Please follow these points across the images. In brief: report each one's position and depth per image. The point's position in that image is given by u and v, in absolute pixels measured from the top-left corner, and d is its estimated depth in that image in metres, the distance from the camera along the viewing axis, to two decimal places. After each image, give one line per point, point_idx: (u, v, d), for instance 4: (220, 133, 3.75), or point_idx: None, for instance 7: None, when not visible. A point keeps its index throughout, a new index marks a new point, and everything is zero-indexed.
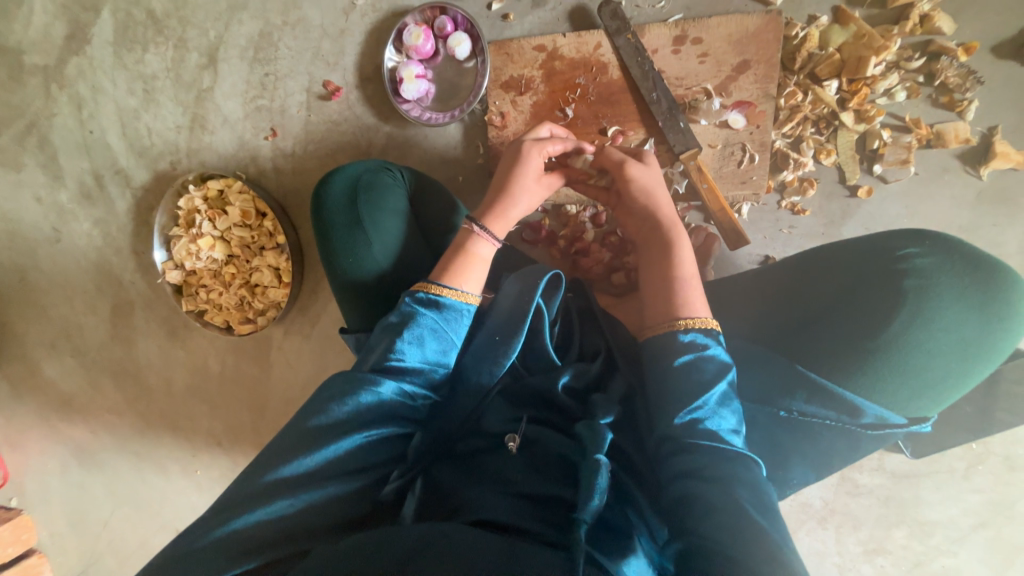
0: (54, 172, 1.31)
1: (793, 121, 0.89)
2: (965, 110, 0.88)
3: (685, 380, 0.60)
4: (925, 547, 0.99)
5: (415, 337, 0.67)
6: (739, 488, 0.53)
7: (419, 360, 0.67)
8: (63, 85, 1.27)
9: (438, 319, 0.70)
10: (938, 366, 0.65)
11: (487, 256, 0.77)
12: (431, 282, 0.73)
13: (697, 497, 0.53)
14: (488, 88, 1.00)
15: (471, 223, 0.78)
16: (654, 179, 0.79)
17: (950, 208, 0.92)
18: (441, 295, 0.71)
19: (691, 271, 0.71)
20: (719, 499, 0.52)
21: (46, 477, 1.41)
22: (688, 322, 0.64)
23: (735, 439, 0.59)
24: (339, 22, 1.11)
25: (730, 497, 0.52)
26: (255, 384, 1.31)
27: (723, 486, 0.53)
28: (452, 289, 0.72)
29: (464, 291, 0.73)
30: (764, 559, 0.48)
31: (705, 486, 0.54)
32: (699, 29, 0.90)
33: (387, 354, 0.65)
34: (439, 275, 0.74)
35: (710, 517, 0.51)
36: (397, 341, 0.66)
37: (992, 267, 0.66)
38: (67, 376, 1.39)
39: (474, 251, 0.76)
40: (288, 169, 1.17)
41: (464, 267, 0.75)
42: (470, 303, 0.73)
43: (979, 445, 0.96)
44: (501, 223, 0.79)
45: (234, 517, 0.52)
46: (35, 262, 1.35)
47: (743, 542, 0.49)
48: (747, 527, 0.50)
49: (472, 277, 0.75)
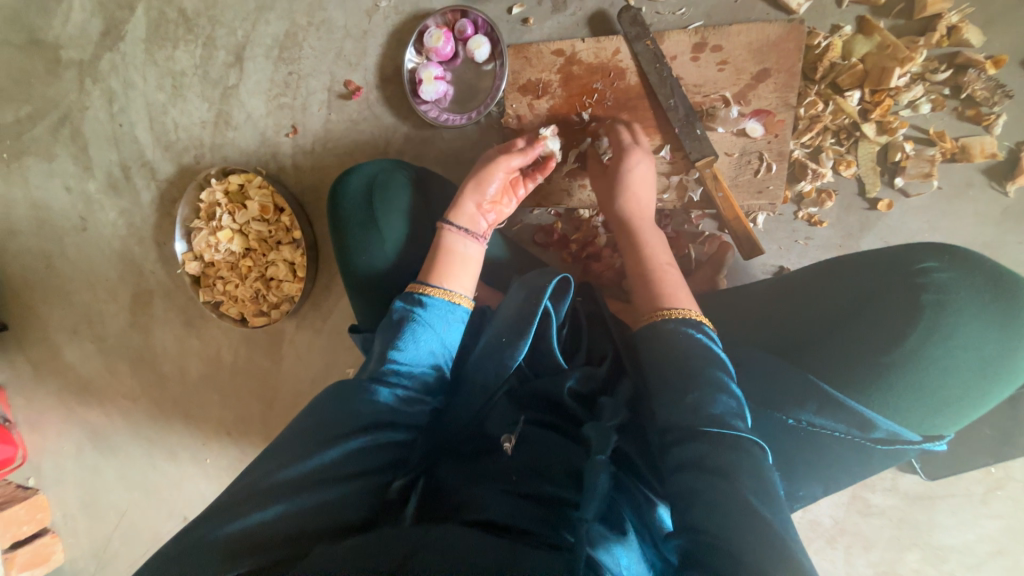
0: (84, 163, 1.36)
1: (813, 131, 0.88)
2: (992, 124, 0.86)
3: (682, 365, 0.61)
4: (938, 572, 0.96)
5: (409, 343, 0.68)
6: (745, 479, 0.52)
7: (414, 361, 0.68)
8: (96, 79, 1.32)
9: (423, 319, 0.71)
10: (954, 384, 0.64)
11: (470, 252, 0.80)
12: (419, 284, 0.75)
13: (700, 491, 0.52)
14: (505, 91, 1.00)
15: (446, 223, 0.81)
16: (640, 172, 0.83)
17: (973, 223, 0.89)
18: (425, 293, 0.73)
19: (667, 259, 0.75)
20: (723, 496, 0.51)
21: (62, 459, 1.45)
22: (668, 311, 0.66)
23: (739, 424, 0.57)
24: (362, 24, 1.13)
25: (737, 494, 0.51)
26: (265, 376, 1.33)
27: (727, 479, 0.52)
28: (436, 288, 0.74)
29: (449, 290, 0.75)
30: (767, 554, 0.47)
31: (709, 480, 0.52)
32: (719, 37, 0.89)
33: (385, 360, 0.67)
34: (424, 276, 0.77)
35: (713, 513, 0.50)
36: (393, 347, 0.68)
37: (1015, 284, 0.64)
38: (87, 361, 1.43)
39: (453, 248, 0.79)
40: (307, 165, 1.19)
41: (441, 262, 0.78)
42: (459, 302, 0.74)
43: (998, 470, 0.93)
44: (467, 212, 0.82)
45: (235, 517, 0.53)
46: (62, 250, 1.40)
47: (745, 537, 0.48)
48: (751, 523, 0.49)
49: (457, 276, 0.77)
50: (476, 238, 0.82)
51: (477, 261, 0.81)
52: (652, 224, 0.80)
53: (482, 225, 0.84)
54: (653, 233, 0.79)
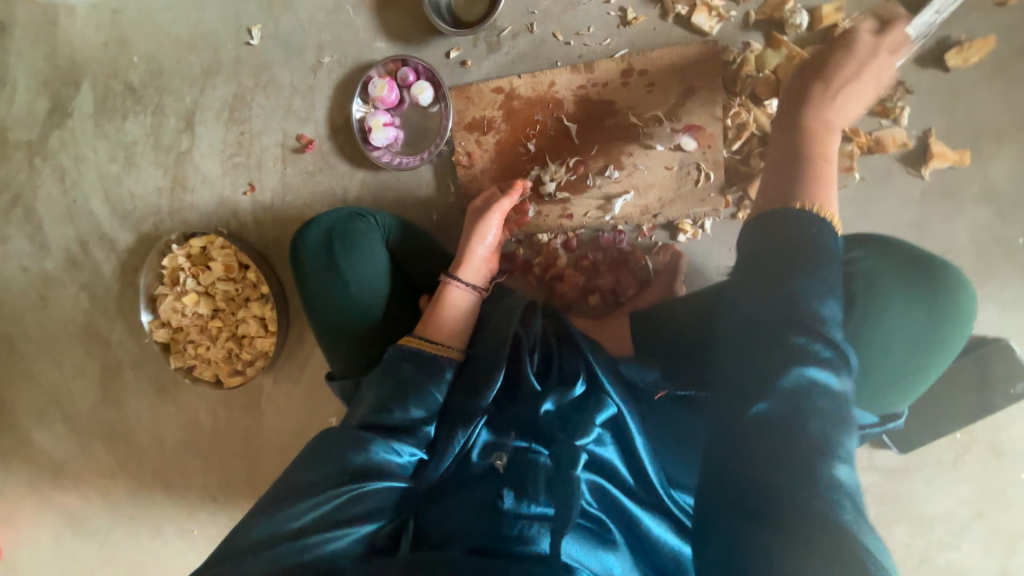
0: (40, 243, 1.34)
1: (741, 139, 0.94)
2: (899, 116, 0.93)
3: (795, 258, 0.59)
4: (926, 542, 0.98)
5: (401, 391, 0.70)
6: (813, 402, 0.51)
7: (405, 412, 0.69)
8: (46, 157, 1.31)
9: (420, 371, 0.73)
10: (893, 362, 0.68)
11: (466, 303, 0.87)
12: (416, 337, 0.78)
13: (777, 414, 0.52)
14: (453, 131, 1.04)
15: (450, 277, 0.87)
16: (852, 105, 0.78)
17: (899, 206, 0.96)
18: (423, 348, 0.76)
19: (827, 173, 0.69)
20: (789, 420, 0.51)
21: (39, 550, 1.38)
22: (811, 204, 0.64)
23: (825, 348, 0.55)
24: (308, 80, 1.16)
25: (803, 419, 0.51)
26: (247, 436, 1.30)
27: (789, 406, 0.52)
28: (434, 344, 0.77)
29: (441, 343, 0.78)
30: (817, 457, 0.49)
31: (785, 402, 0.52)
32: (644, 62, 0.96)
33: (376, 407, 0.69)
34: (422, 328, 0.81)
35: (782, 445, 0.50)
36: (384, 394, 0.70)
37: (931, 261, 0.69)
38: (57, 444, 1.38)
39: (449, 299, 0.86)
40: (267, 220, 1.20)
41: (444, 319, 0.83)
42: (452, 356, 0.76)
43: (963, 435, 0.97)
44: (469, 270, 0.89)
45: (227, 567, 0.54)
46: (23, 332, 1.36)
47: (798, 468, 0.48)
48: (811, 456, 0.49)
49: (448, 329, 0.82)
50: (474, 291, 0.89)
51: (473, 313, 0.88)
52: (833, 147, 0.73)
53: (482, 277, 0.91)
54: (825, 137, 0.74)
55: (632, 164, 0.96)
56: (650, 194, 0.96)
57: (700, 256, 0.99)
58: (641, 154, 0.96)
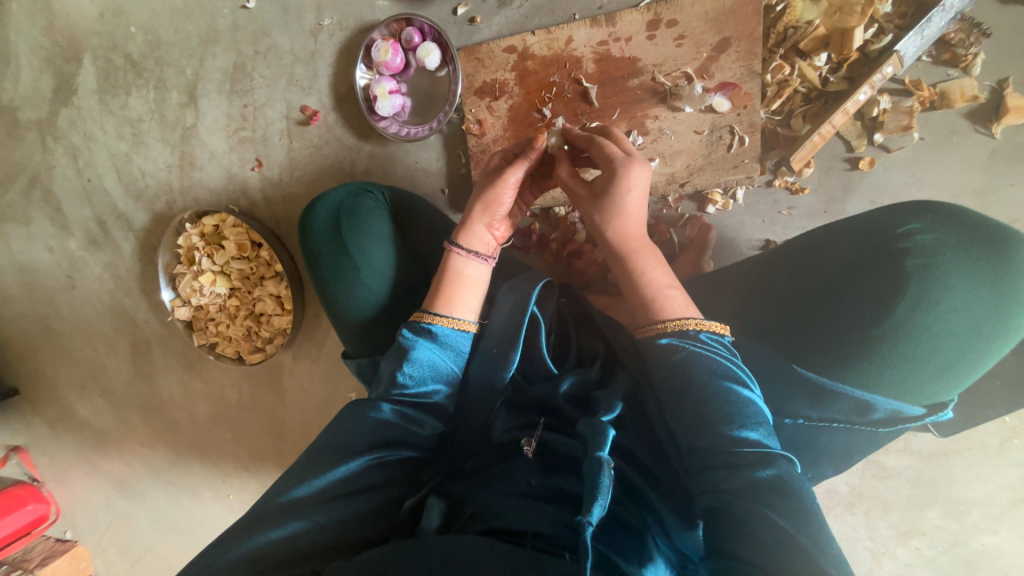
0: (61, 223, 1.35)
1: (783, 96, 0.86)
2: (970, 65, 0.83)
3: (690, 380, 0.59)
4: (962, 526, 0.95)
5: (416, 369, 0.66)
6: (762, 506, 0.50)
7: (422, 386, 0.66)
8: (57, 136, 1.30)
9: (434, 348, 0.68)
10: (946, 348, 0.61)
11: (474, 274, 0.75)
12: (425, 312, 0.71)
13: (726, 509, 0.51)
14: (462, 96, 0.97)
15: (453, 245, 0.76)
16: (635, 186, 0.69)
17: (962, 171, 0.88)
18: (434, 323, 0.69)
19: (667, 282, 0.68)
20: (744, 511, 0.50)
21: (92, 510, 1.47)
22: (662, 326, 0.63)
23: (756, 436, 0.56)
24: (310, 45, 1.10)
25: (753, 509, 0.50)
26: (273, 409, 1.34)
27: (742, 499, 0.51)
28: (445, 317, 0.70)
29: (457, 319, 0.71)
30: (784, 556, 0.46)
31: (731, 499, 0.51)
32: (673, 11, 0.86)
33: (392, 384, 0.66)
34: (431, 303, 0.73)
35: (747, 535, 0.48)
36: (399, 373, 0.66)
37: (1002, 236, 0.61)
38: (98, 415, 1.45)
39: (458, 272, 0.75)
40: (277, 197, 1.18)
41: (452, 291, 0.73)
42: (467, 330, 0.71)
43: (1012, 419, 0.92)
44: (478, 238, 0.77)
45: (249, 536, 0.52)
46: (56, 310, 1.41)
47: (765, 548, 0.47)
48: (775, 542, 0.47)
49: (464, 302, 0.73)
50: (483, 259, 0.77)
51: (485, 283, 0.77)
52: (646, 244, 0.70)
53: (492, 246, 0.79)
54: (650, 257, 0.69)
55: (658, 129, 0.88)
56: (677, 161, 0.88)
57: (730, 229, 0.94)
58: (668, 118, 0.88)
